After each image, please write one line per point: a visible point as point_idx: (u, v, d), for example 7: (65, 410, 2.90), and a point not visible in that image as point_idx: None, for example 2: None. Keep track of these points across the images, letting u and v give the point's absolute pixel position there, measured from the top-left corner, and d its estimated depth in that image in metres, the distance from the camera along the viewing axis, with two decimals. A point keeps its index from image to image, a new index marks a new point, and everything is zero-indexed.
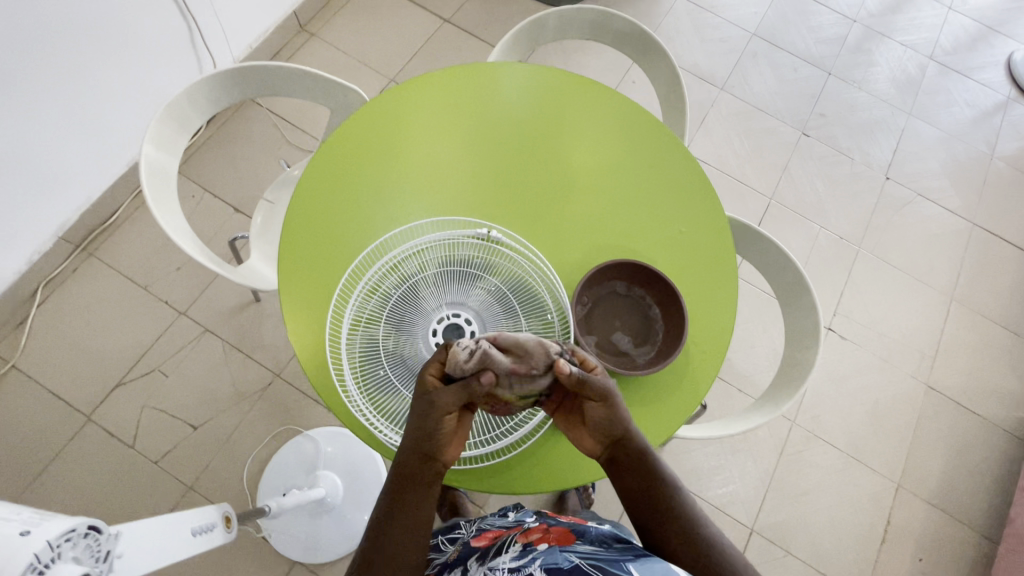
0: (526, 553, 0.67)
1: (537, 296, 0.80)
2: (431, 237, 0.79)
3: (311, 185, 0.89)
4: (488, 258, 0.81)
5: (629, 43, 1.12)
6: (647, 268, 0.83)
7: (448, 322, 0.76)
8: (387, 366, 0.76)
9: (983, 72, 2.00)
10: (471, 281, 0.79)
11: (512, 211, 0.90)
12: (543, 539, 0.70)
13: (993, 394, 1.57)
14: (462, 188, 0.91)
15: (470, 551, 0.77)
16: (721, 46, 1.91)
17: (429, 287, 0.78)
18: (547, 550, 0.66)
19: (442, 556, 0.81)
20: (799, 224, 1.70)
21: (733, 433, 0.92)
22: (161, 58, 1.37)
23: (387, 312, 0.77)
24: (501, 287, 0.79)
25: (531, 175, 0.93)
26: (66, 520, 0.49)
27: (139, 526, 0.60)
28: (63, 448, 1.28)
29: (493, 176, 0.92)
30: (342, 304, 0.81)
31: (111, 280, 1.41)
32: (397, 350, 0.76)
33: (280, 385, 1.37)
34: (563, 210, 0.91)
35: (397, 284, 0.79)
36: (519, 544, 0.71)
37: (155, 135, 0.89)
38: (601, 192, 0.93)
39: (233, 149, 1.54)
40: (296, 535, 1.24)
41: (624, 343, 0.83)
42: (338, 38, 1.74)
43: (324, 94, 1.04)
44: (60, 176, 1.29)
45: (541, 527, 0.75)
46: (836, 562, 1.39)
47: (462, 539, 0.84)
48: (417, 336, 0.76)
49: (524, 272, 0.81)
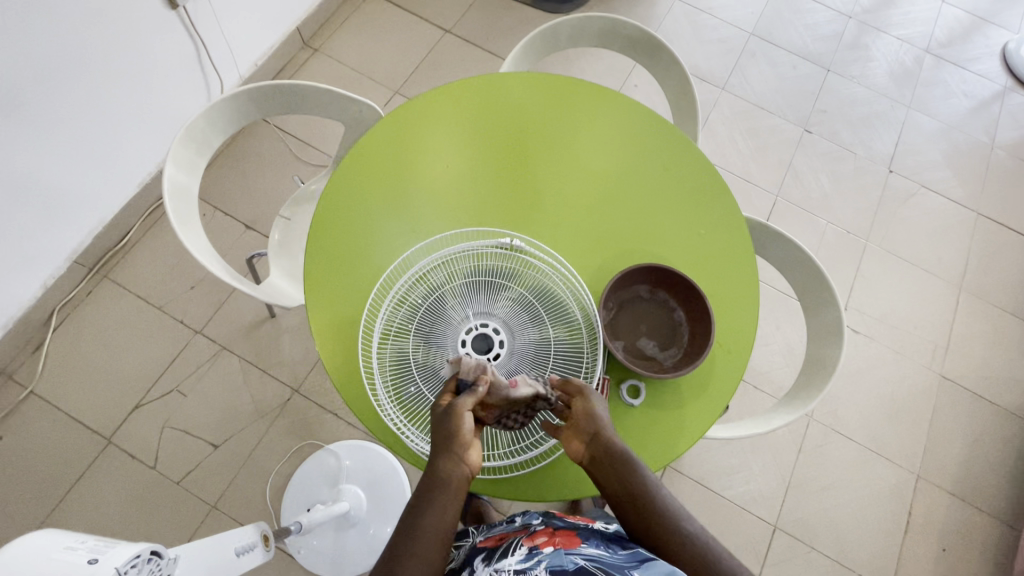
0: (532, 555, 0.65)
1: (563, 304, 0.80)
2: (457, 247, 0.79)
3: (334, 200, 0.90)
4: (513, 267, 0.82)
5: (639, 48, 1.13)
6: (671, 272, 0.83)
7: (476, 332, 0.76)
8: (419, 377, 0.76)
9: (979, 62, 2.02)
10: (498, 291, 0.79)
11: (533, 219, 0.91)
12: (548, 543, 0.68)
13: (1007, 381, 1.58)
14: (482, 198, 0.92)
15: (476, 556, 0.75)
16: (719, 47, 1.93)
17: (457, 298, 0.78)
18: (553, 553, 0.64)
19: (448, 564, 0.79)
20: (807, 220, 1.71)
21: (762, 432, 0.92)
22: (170, 79, 1.38)
23: (415, 324, 0.78)
24: (528, 295, 0.80)
25: (549, 183, 0.94)
26: (131, 547, 0.52)
27: (193, 548, 0.63)
28: (84, 471, 1.28)
29: (511, 185, 0.93)
30: (370, 317, 0.81)
31: (126, 301, 1.41)
32: (427, 361, 0.76)
33: (299, 401, 1.37)
34: (583, 216, 0.92)
35: (424, 295, 0.79)
36: (525, 546, 0.68)
37: (177, 156, 0.90)
38: (619, 197, 0.94)
39: (242, 167, 1.55)
40: (323, 549, 1.23)
41: (649, 347, 0.84)
42: (341, 52, 1.75)
43: (339, 108, 1.04)
44: (73, 200, 1.29)
45: (547, 530, 0.74)
46: (860, 556, 1.39)
47: (467, 545, 0.82)
48: (447, 347, 0.76)
49: (549, 280, 0.82)
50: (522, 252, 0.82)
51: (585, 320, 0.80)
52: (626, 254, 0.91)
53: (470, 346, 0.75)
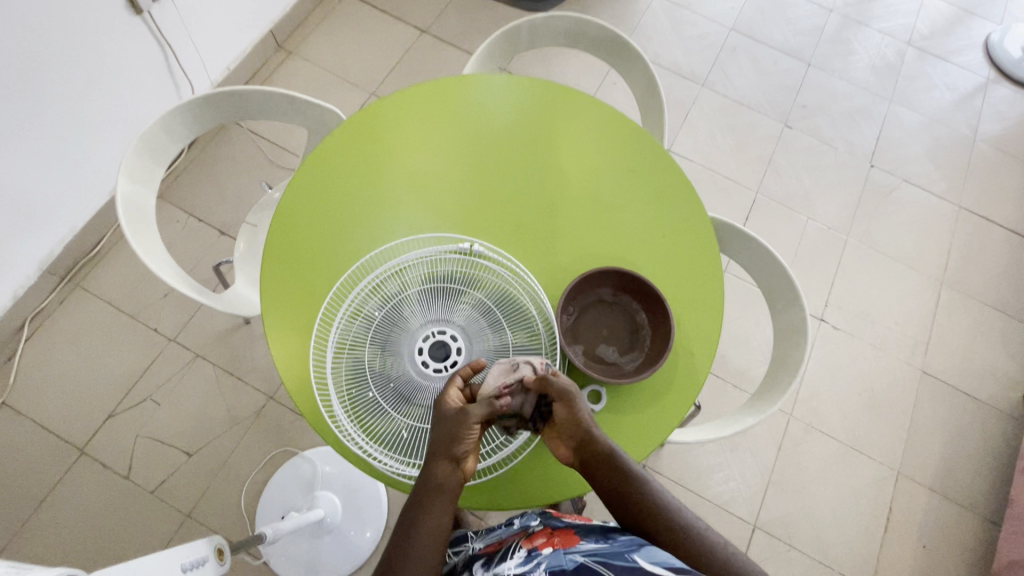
0: (531, 557, 0.66)
1: (522, 308, 0.79)
2: (412, 255, 0.78)
3: (292, 208, 0.88)
4: (470, 272, 0.81)
5: (604, 48, 1.12)
6: (632, 276, 0.82)
7: (433, 339, 0.76)
8: (375, 387, 0.75)
9: (962, 55, 2.01)
10: (454, 297, 0.78)
11: (496, 222, 0.90)
12: (547, 543, 0.69)
13: (988, 376, 1.57)
14: (446, 203, 0.91)
15: (478, 561, 0.76)
16: (699, 43, 1.91)
17: (413, 306, 0.77)
18: (551, 554, 0.65)
19: (450, 569, 0.80)
20: (786, 217, 1.70)
21: (727, 435, 0.92)
22: (139, 86, 1.36)
23: (371, 334, 0.77)
24: (486, 301, 0.79)
25: (515, 185, 0.93)
26: None
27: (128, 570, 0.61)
28: (58, 482, 1.27)
29: (476, 188, 0.92)
30: (327, 327, 0.80)
31: (99, 310, 1.40)
32: (383, 370, 0.75)
33: (275, 407, 1.36)
34: (548, 218, 0.91)
35: (380, 305, 0.78)
36: (524, 548, 0.70)
37: (131, 167, 0.89)
38: (586, 198, 0.93)
39: (214, 172, 1.53)
40: (297, 557, 1.23)
41: (608, 352, 0.83)
42: (317, 54, 1.74)
43: (299, 113, 1.03)
44: (42, 210, 1.28)
45: (546, 530, 0.74)
46: (841, 554, 1.38)
47: (467, 551, 0.83)
48: (403, 355, 0.75)
49: (508, 284, 0.81)
50: (482, 257, 0.81)
51: (546, 323, 0.79)
52: (591, 256, 0.90)
53: (427, 354, 0.75)
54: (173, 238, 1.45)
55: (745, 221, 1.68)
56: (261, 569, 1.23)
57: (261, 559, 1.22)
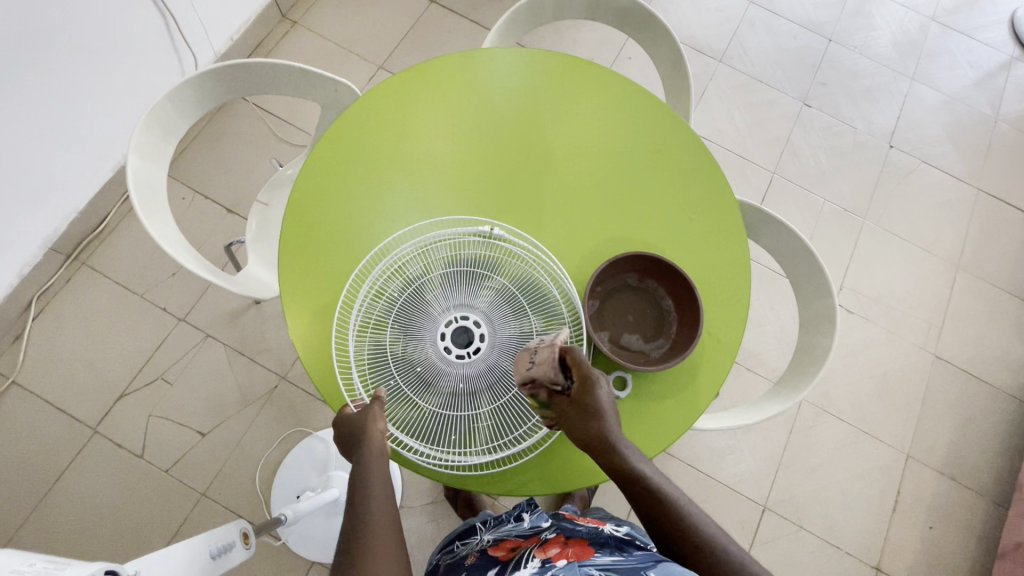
0: (545, 569, 0.67)
1: (544, 297, 0.77)
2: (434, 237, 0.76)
3: (308, 186, 0.86)
4: (494, 257, 0.79)
5: (629, 21, 1.08)
6: (662, 263, 0.80)
7: (456, 325, 0.73)
8: (396, 371, 0.73)
9: (986, 31, 1.94)
10: (478, 282, 0.76)
11: (521, 204, 0.88)
12: (561, 554, 0.69)
13: (1000, 361, 1.57)
14: (465, 183, 0.88)
15: (489, 562, 0.77)
16: (717, 16, 1.85)
17: (435, 290, 0.75)
18: (566, 567, 0.65)
19: (461, 563, 0.81)
20: (803, 197, 1.67)
21: (751, 423, 0.92)
22: (142, 58, 1.32)
23: (393, 317, 0.75)
24: (510, 287, 0.76)
25: (538, 167, 0.90)
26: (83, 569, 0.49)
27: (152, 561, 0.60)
28: (72, 461, 1.27)
29: (498, 169, 0.89)
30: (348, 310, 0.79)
31: (106, 288, 1.38)
32: (405, 354, 0.73)
33: (287, 388, 1.36)
34: (572, 200, 0.88)
35: (401, 288, 0.76)
36: (538, 558, 0.70)
37: (140, 145, 0.85)
38: (611, 180, 0.90)
39: (220, 148, 1.49)
40: (313, 535, 1.24)
41: (633, 339, 0.82)
42: (322, 25, 1.68)
43: (313, 88, 0.99)
44: (47, 187, 1.25)
45: (559, 538, 0.74)
46: (848, 535, 1.40)
47: (477, 545, 0.84)
48: (426, 340, 0.73)
49: (532, 271, 0.79)
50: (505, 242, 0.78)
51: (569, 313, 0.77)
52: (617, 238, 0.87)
53: (450, 340, 0.73)
54: (180, 216, 1.42)
55: (761, 202, 1.66)
56: (276, 548, 1.24)
57: (280, 540, 1.24)
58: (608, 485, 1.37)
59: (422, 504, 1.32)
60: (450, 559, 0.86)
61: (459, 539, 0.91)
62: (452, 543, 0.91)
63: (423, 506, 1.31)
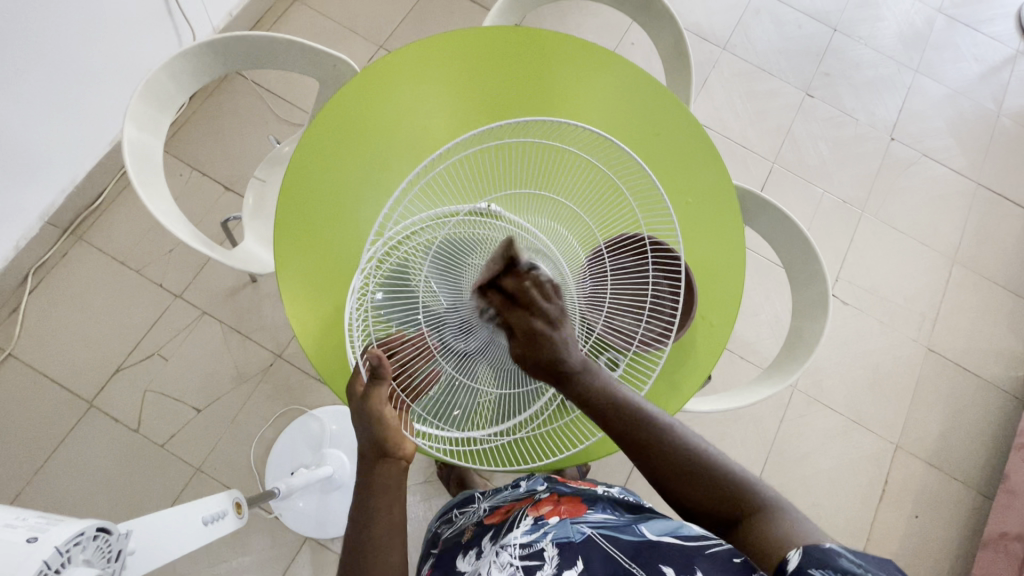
0: (537, 526, 0.70)
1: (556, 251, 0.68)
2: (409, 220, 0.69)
3: (304, 166, 0.85)
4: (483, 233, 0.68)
5: (631, 3, 1.07)
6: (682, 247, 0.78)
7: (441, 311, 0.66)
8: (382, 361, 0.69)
9: (993, 25, 1.93)
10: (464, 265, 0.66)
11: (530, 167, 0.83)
12: (554, 512, 0.73)
13: (992, 355, 1.58)
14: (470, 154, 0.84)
15: (486, 529, 0.78)
16: (722, 2, 1.82)
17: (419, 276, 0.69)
18: (558, 524, 0.70)
19: (458, 535, 0.82)
20: (802, 188, 1.67)
21: (742, 405, 0.93)
22: (141, 30, 1.30)
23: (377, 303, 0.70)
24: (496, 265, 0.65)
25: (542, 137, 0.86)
26: (73, 524, 0.51)
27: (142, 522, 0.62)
28: (68, 434, 1.28)
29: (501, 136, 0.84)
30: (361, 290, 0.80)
31: (103, 264, 1.38)
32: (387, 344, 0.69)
33: (283, 366, 1.36)
34: (588, 161, 0.84)
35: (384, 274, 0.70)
36: (530, 516, 0.73)
37: (137, 115, 0.85)
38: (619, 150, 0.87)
39: (218, 124, 1.48)
40: (307, 511, 1.26)
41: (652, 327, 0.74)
42: (323, 2, 1.65)
43: (312, 64, 0.99)
44: (45, 160, 1.25)
45: (552, 497, 0.78)
46: (835, 522, 1.42)
47: (474, 515, 0.85)
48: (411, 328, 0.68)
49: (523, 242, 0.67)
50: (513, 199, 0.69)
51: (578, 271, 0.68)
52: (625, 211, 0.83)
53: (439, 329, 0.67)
54: (177, 192, 1.41)
55: (760, 191, 1.65)
56: (271, 523, 1.26)
57: (272, 514, 1.25)
58: (600, 467, 1.38)
59: (416, 483, 1.33)
60: (448, 529, 0.87)
61: (456, 507, 0.93)
62: (450, 512, 0.93)
63: (417, 485, 1.33)
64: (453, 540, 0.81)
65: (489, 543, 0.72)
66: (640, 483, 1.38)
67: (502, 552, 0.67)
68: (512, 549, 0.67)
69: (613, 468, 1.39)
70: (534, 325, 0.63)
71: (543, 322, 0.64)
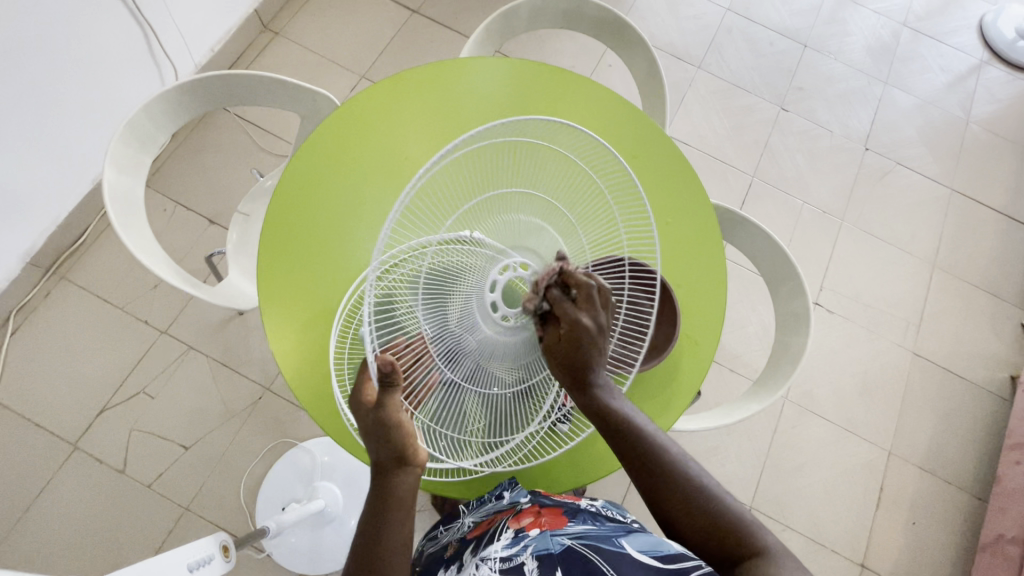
0: (518, 539, 0.69)
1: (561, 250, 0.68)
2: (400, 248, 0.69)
3: (288, 197, 0.86)
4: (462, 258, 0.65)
5: (603, 30, 1.10)
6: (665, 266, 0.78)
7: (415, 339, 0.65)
8: None
9: (956, 36, 1.99)
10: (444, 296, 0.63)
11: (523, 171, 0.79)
12: (535, 524, 0.72)
13: (977, 357, 1.61)
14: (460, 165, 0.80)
15: (466, 545, 0.77)
16: (695, 23, 1.88)
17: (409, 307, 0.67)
18: (538, 536, 0.69)
19: (441, 552, 0.80)
20: (781, 201, 1.70)
21: (730, 423, 0.94)
22: (122, 69, 1.31)
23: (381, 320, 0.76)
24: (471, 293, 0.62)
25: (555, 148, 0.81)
26: None
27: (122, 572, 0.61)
28: (51, 479, 1.25)
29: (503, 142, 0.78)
30: (346, 327, 0.79)
31: (86, 302, 1.37)
32: None
33: (271, 399, 1.35)
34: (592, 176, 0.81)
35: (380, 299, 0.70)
36: (511, 529, 0.72)
37: (116, 158, 0.85)
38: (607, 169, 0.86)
39: (201, 158, 1.49)
40: (299, 547, 1.24)
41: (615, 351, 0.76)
42: (304, 36, 1.68)
43: (292, 100, 1.00)
44: (26, 202, 1.24)
45: (533, 509, 0.76)
46: (833, 532, 1.41)
47: (456, 528, 0.84)
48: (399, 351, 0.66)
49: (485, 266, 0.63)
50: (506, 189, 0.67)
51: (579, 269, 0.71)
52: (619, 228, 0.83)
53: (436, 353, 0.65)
54: (161, 228, 1.41)
55: (741, 206, 1.68)
56: (262, 561, 1.23)
57: (263, 552, 1.23)
58: (595, 488, 1.37)
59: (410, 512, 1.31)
60: (432, 546, 0.86)
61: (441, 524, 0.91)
62: (434, 530, 0.90)
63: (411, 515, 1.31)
64: (436, 556, 0.80)
65: (469, 558, 0.72)
66: (637, 502, 1.37)
67: (482, 566, 0.66)
68: (491, 562, 0.66)
69: (608, 488, 1.37)
70: (587, 322, 0.60)
71: (589, 323, 0.60)
